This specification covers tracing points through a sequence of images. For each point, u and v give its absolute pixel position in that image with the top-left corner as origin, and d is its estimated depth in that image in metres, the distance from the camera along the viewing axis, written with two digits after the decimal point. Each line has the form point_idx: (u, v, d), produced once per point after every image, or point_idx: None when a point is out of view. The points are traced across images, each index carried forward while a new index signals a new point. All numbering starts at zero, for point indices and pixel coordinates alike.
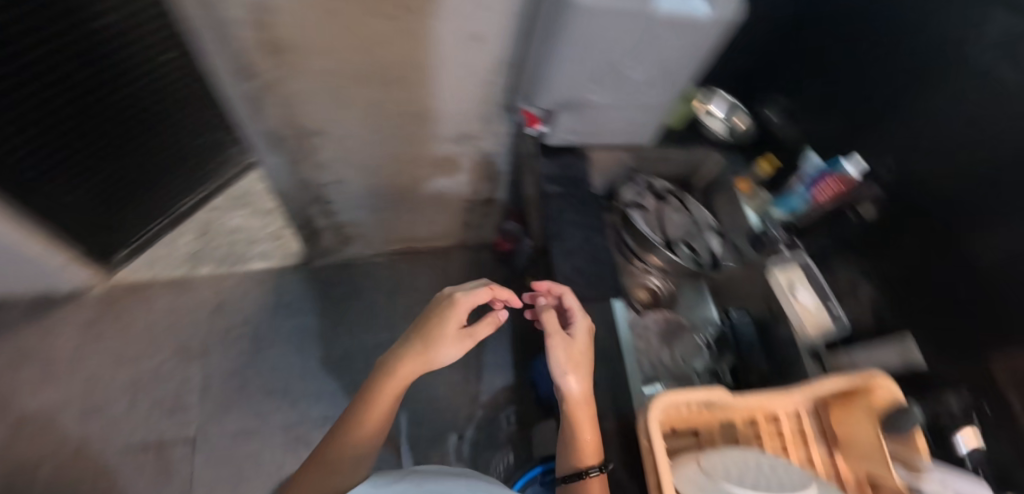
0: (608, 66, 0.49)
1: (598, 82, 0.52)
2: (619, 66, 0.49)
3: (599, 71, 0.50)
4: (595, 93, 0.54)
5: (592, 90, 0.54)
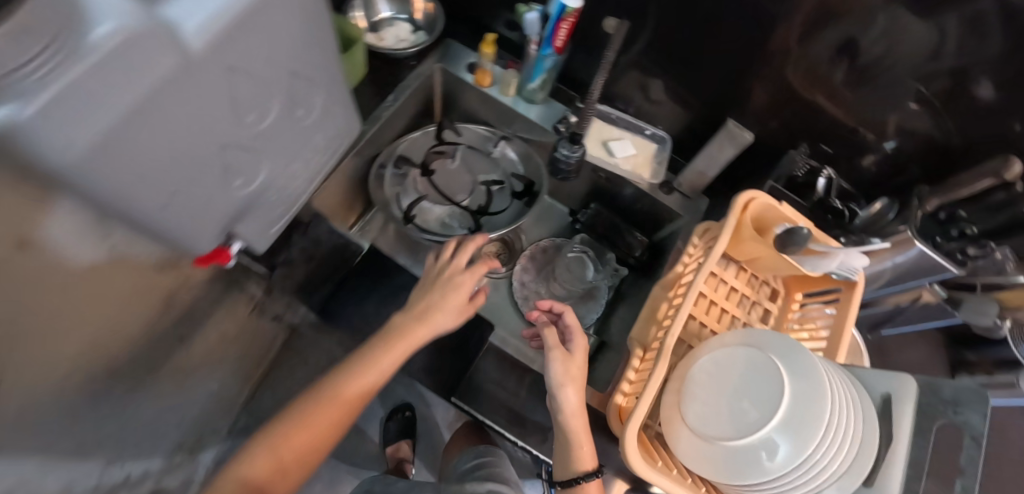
0: (289, 91, 0.41)
1: (305, 114, 0.46)
2: (298, 106, 0.44)
3: (303, 103, 0.45)
4: (318, 98, 0.47)
5: (316, 97, 0.47)
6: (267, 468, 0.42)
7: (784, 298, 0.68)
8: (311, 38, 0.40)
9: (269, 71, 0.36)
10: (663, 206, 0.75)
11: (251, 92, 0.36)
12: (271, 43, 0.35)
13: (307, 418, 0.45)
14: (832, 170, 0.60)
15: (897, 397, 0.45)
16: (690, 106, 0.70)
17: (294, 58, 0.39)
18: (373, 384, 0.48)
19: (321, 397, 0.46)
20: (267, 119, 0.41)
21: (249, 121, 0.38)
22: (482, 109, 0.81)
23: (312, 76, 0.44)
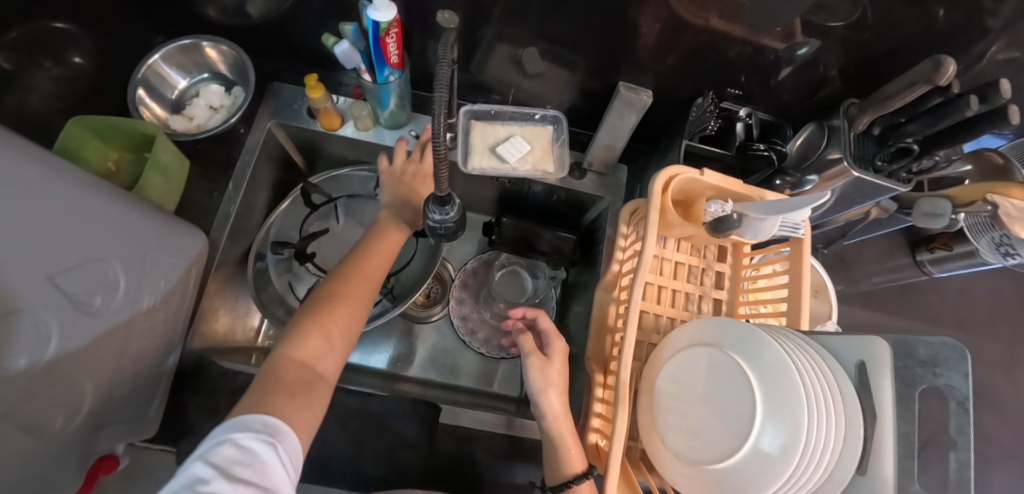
0: (64, 293, 0.37)
1: (111, 299, 0.42)
2: (93, 298, 0.40)
3: (98, 290, 0.40)
4: (121, 272, 0.43)
5: (117, 273, 0.42)
6: (317, 344, 0.44)
7: (732, 252, 0.63)
8: (55, 236, 0.36)
9: (18, 301, 0.33)
10: (579, 193, 0.68)
11: (6, 336, 0.32)
12: (12, 269, 0.32)
13: (325, 314, 0.46)
14: (747, 109, 0.55)
15: (872, 364, 0.42)
16: (572, 76, 0.59)
17: (45, 263, 0.35)
18: (356, 311, 0.48)
19: (319, 312, 0.46)
20: (53, 337, 0.36)
21: (25, 366, 0.34)
22: (348, 150, 0.69)
23: (93, 258, 0.40)
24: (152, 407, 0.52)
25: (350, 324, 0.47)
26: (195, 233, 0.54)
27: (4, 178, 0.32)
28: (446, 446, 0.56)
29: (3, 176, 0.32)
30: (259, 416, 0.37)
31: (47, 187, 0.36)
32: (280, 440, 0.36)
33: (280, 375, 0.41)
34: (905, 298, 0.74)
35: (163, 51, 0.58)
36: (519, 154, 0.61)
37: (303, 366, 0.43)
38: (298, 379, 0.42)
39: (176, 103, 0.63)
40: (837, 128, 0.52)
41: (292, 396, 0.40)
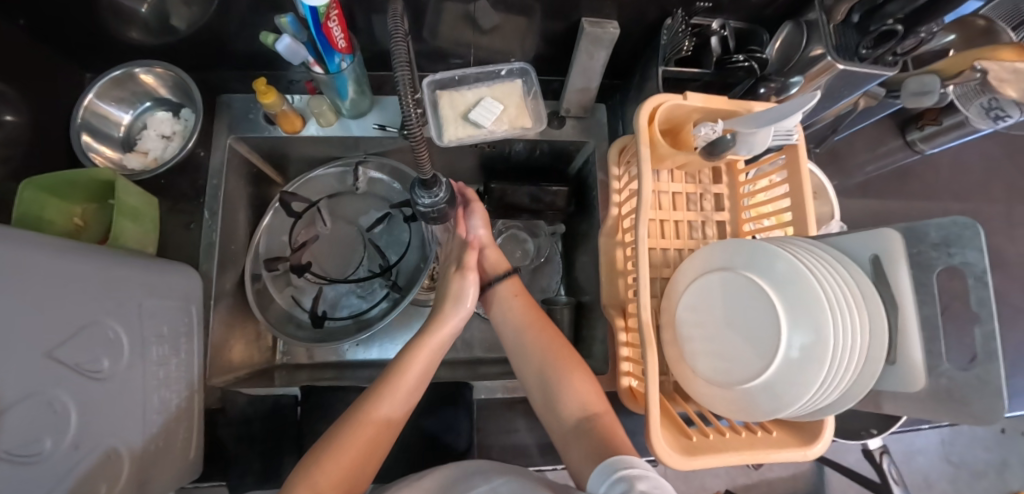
0: (68, 364, 0.36)
1: (115, 359, 0.41)
2: (97, 362, 0.39)
3: (100, 354, 0.39)
4: (117, 328, 0.42)
5: (114, 331, 0.41)
6: (314, 484, 0.40)
7: (726, 171, 0.61)
8: (46, 311, 0.34)
9: (31, 383, 0.32)
10: (563, 142, 0.66)
11: (30, 422, 0.32)
12: (9, 354, 0.31)
13: (330, 449, 0.43)
14: (719, 19, 0.52)
15: (887, 255, 0.45)
16: (532, 23, 0.56)
17: (42, 340, 0.33)
18: (378, 429, 0.45)
19: (339, 434, 0.44)
20: (72, 409, 0.36)
21: (49, 445, 0.34)
22: (317, 150, 0.66)
23: (89, 322, 0.38)
24: (192, 449, 0.52)
25: (359, 463, 0.43)
26: (183, 272, 0.52)
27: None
28: (486, 421, 0.57)
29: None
30: None
31: (32, 263, 0.33)
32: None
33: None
34: (900, 180, 0.75)
35: (94, 87, 0.54)
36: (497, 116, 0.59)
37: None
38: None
39: (126, 140, 0.59)
40: (816, 22, 0.51)
41: None
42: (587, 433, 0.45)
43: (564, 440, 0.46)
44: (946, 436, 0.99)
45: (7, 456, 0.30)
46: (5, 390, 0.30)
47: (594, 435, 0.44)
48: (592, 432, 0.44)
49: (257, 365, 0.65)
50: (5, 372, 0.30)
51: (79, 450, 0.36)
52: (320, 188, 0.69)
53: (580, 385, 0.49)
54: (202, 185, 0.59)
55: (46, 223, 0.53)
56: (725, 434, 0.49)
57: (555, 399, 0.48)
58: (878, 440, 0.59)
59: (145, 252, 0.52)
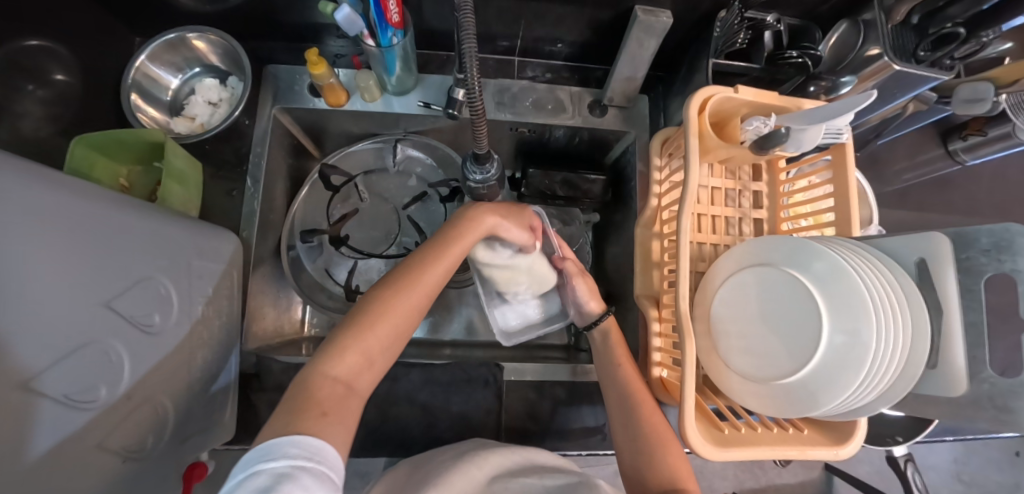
0: (123, 317, 0.36)
1: (166, 315, 0.42)
2: (149, 316, 0.39)
3: (153, 309, 0.40)
4: (168, 286, 0.42)
5: (165, 288, 0.42)
6: (352, 364, 0.37)
7: (767, 169, 0.61)
8: (105, 262, 0.34)
9: (88, 332, 0.33)
10: (602, 131, 0.66)
11: (85, 369, 0.32)
12: (68, 302, 0.31)
13: (365, 324, 0.39)
14: (775, 14, 0.52)
15: (933, 259, 0.44)
16: (585, 9, 0.55)
17: (100, 290, 0.34)
18: (414, 312, 0.41)
19: (371, 312, 0.39)
20: (126, 360, 0.36)
21: (104, 394, 0.34)
22: (358, 125, 0.66)
23: (144, 277, 0.39)
24: (226, 412, 0.53)
25: (392, 338, 0.40)
26: (226, 236, 0.53)
27: (48, 213, 0.30)
28: (512, 402, 0.57)
29: (53, 214, 0.30)
30: (294, 438, 0.30)
31: (91, 214, 0.34)
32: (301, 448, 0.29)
33: (315, 394, 0.35)
34: (939, 190, 0.74)
35: (151, 48, 0.55)
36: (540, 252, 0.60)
37: (338, 383, 0.36)
38: (334, 398, 0.35)
39: (173, 104, 0.60)
40: (874, 20, 0.50)
41: (319, 417, 0.33)
42: None
43: None
44: (959, 452, 0.98)
45: (65, 401, 0.31)
46: (60, 336, 0.30)
47: None
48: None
49: (287, 335, 0.66)
50: (58, 320, 0.30)
51: (131, 401, 0.37)
52: (357, 163, 0.69)
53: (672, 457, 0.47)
54: (246, 152, 0.59)
55: (95, 183, 0.53)
56: (754, 429, 0.49)
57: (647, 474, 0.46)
58: (903, 448, 0.59)
59: (189, 215, 0.53)
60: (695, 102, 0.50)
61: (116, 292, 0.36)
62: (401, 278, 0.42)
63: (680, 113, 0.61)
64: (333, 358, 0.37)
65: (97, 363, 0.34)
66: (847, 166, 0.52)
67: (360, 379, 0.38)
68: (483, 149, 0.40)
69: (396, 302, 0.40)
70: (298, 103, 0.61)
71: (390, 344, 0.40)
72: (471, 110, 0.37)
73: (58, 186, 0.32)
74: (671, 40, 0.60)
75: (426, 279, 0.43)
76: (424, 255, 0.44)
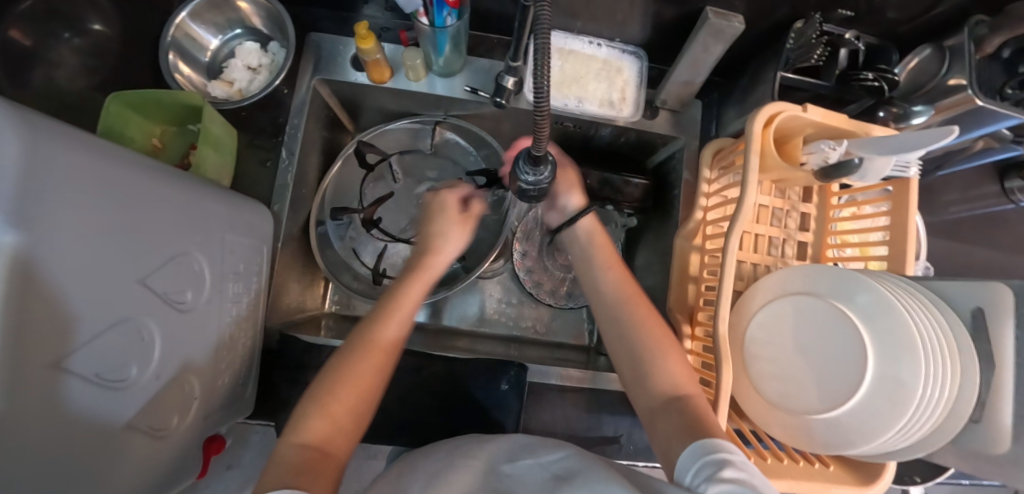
0: (158, 295, 0.36)
1: (198, 291, 0.41)
2: (181, 293, 0.39)
3: (185, 286, 0.39)
4: (201, 262, 0.41)
5: (199, 264, 0.41)
6: (322, 429, 0.38)
7: (819, 192, 0.59)
8: (142, 237, 0.33)
9: (122, 308, 0.32)
10: (651, 134, 0.64)
11: (117, 348, 0.32)
12: (102, 279, 0.30)
13: (329, 388, 0.41)
14: (854, 31, 0.49)
15: (993, 310, 0.43)
16: (651, 6, 0.52)
17: (136, 267, 0.33)
18: (381, 369, 0.43)
19: (335, 373, 0.42)
20: (156, 337, 0.36)
21: (134, 372, 0.34)
22: (397, 103, 0.64)
23: (178, 253, 0.38)
24: (247, 387, 0.52)
25: (360, 400, 0.41)
26: (259, 210, 0.52)
27: (94, 188, 0.28)
28: (534, 405, 0.57)
29: (99, 187, 0.29)
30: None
31: (131, 187, 0.32)
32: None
33: (286, 465, 0.35)
34: (987, 226, 0.72)
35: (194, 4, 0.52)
36: (596, 84, 0.58)
37: (309, 450, 0.37)
38: (307, 463, 0.36)
39: (212, 67, 0.57)
40: (960, 49, 0.47)
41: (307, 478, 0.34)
42: (678, 410, 0.41)
43: (652, 418, 0.42)
44: None
45: (96, 380, 0.30)
46: (95, 313, 0.29)
47: (686, 416, 0.40)
48: (684, 410, 0.40)
49: (308, 311, 0.65)
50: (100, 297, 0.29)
51: (159, 379, 0.37)
52: (393, 141, 0.67)
53: (673, 362, 0.45)
54: (282, 122, 0.57)
55: (128, 141, 0.52)
56: (781, 460, 0.49)
57: (646, 374, 0.45)
58: (920, 488, 0.59)
59: (223, 184, 0.51)
60: (758, 119, 0.47)
61: (149, 269, 0.35)
62: (362, 336, 0.44)
63: (736, 124, 0.58)
64: (304, 425, 0.38)
65: (128, 342, 0.33)
66: (910, 208, 0.50)
67: (335, 445, 0.38)
68: (544, 146, 0.38)
69: (364, 357, 0.43)
70: (341, 75, 0.59)
71: (362, 399, 0.41)
72: (539, 113, 0.35)
73: (101, 156, 0.30)
74: (737, 44, 0.57)
75: (382, 334, 0.45)
76: (380, 311, 0.47)
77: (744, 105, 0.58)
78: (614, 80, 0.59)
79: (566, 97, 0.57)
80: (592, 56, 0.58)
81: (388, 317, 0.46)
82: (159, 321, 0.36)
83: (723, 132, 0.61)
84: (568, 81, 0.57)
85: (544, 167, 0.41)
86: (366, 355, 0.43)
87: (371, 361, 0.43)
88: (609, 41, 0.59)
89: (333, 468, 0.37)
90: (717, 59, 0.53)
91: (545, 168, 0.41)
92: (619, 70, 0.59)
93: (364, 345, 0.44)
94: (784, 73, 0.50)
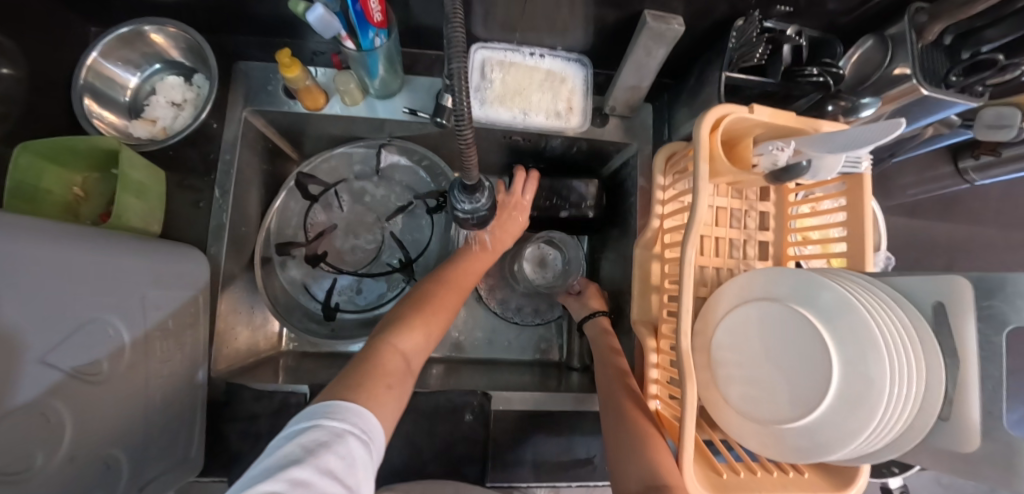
0: (67, 370, 0.32)
1: (116, 358, 0.37)
2: (95, 364, 0.35)
3: (99, 355, 0.36)
4: (118, 324, 0.38)
5: (115, 328, 0.37)
6: (413, 339, 0.45)
7: (775, 190, 0.58)
8: (42, 312, 0.30)
9: (23, 395, 0.29)
10: (603, 142, 0.62)
11: (20, 438, 0.29)
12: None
13: (427, 308, 0.48)
14: (794, 27, 0.47)
15: (952, 304, 0.42)
16: (588, 13, 0.50)
17: (37, 344, 0.30)
18: (456, 305, 0.51)
19: (429, 298, 0.49)
20: (67, 416, 0.32)
21: (40, 460, 0.30)
22: (339, 128, 0.61)
23: (89, 320, 0.35)
24: (194, 445, 0.49)
25: (444, 322, 0.49)
26: (191, 256, 0.49)
27: None
28: (502, 433, 0.55)
29: None
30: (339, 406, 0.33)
31: (30, 256, 0.29)
32: (361, 420, 0.33)
33: (385, 359, 0.41)
34: (943, 206, 0.72)
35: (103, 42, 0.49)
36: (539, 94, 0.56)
37: (401, 353, 0.43)
38: (397, 364, 0.42)
39: (133, 106, 0.54)
40: (901, 37, 0.46)
41: (391, 378, 0.39)
42: None
43: None
44: None
45: None
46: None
47: None
48: None
49: (262, 352, 0.62)
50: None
51: (74, 462, 0.33)
52: (338, 168, 0.64)
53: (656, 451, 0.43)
54: (214, 159, 0.54)
55: (43, 194, 0.48)
56: (754, 472, 0.47)
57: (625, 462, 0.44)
58: (898, 479, 0.58)
59: (150, 233, 0.48)
60: (700, 126, 0.45)
61: (56, 344, 0.31)
62: (450, 275, 0.52)
63: (687, 127, 0.57)
64: (406, 333, 0.45)
65: (32, 430, 0.29)
66: (863, 198, 0.49)
67: (419, 352, 0.45)
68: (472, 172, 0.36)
69: (454, 290, 0.51)
70: (274, 104, 0.56)
71: (442, 324, 0.49)
72: (460, 138, 0.32)
73: None
74: (681, 45, 0.55)
75: (467, 276, 0.53)
76: (471, 255, 0.56)
77: (692, 106, 0.56)
78: (558, 90, 0.57)
79: (508, 111, 0.55)
80: (532, 68, 0.57)
81: (470, 264, 0.55)
82: (72, 398, 0.33)
83: (676, 135, 0.60)
84: (509, 95, 0.55)
85: (479, 194, 0.39)
86: (451, 289, 0.51)
87: (453, 299, 0.51)
88: (549, 51, 0.57)
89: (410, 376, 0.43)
90: (660, 63, 0.51)
91: (480, 195, 0.39)
92: (562, 80, 0.57)
93: (450, 279, 0.52)
94: (730, 74, 0.48)
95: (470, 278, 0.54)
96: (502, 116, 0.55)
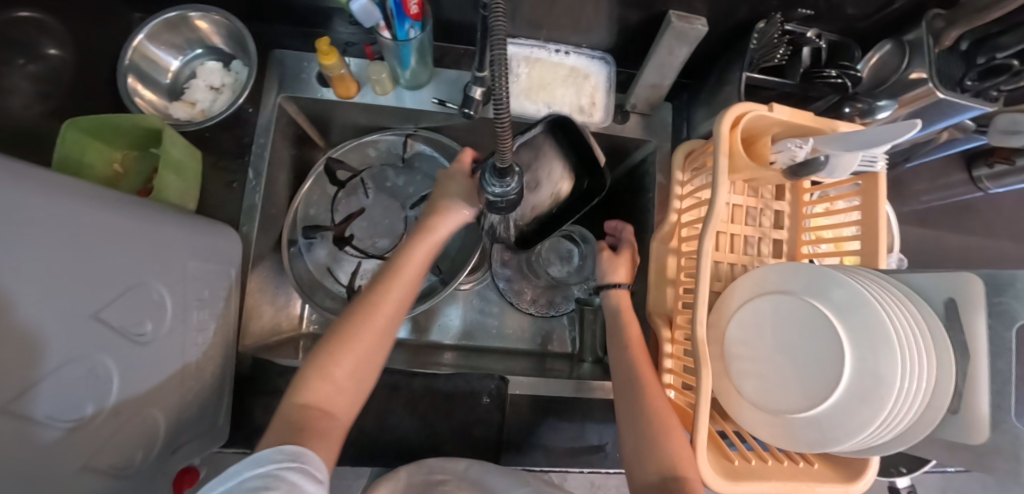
0: (116, 328, 0.34)
1: (158, 322, 0.39)
2: (140, 325, 0.37)
3: (144, 317, 0.38)
4: (160, 291, 0.40)
5: (159, 294, 0.39)
6: (320, 389, 0.39)
7: (791, 189, 0.59)
8: (94, 271, 0.32)
9: (77, 346, 0.30)
10: (622, 138, 0.64)
11: (74, 388, 0.30)
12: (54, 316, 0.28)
13: (333, 351, 0.41)
14: (815, 30, 0.49)
15: (964, 300, 0.43)
16: (615, 12, 0.52)
17: (91, 301, 0.32)
18: (383, 333, 0.43)
19: (342, 335, 0.42)
20: (114, 373, 0.34)
21: (90, 411, 0.32)
22: (367, 118, 0.63)
23: (135, 284, 0.36)
24: (220, 416, 0.51)
25: (368, 360, 0.42)
26: (226, 233, 0.50)
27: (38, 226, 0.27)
28: (516, 417, 0.56)
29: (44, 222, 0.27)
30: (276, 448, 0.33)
31: (85, 217, 0.31)
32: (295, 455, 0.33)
33: (289, 419, 0.37)
34: (956, 214, 0.73)
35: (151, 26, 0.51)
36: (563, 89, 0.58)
37: (310, 408, 0.38)
38: (310, 419, 0.37)
39: (173, 88, 0.56)
40: (919, 42, 0.47)
41: (303, 435, 0.36)
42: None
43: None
44: None
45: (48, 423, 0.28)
46: (49, 351, 0.28)
47: None
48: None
49: (284, 332, 0.64)
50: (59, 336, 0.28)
51: (117, 418, 0.35)
52: (364, 156, 0.66)
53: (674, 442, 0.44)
54: (247, 142, 0.56)
55: (86, 168, 0.50)
56: (765, 461, 0.48)
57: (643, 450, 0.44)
58: (906, 480, 0.59)
59: (187, 209, 0.50)
60: (722, 121, 0.47)
61: (102, 303, 0.33)
62: (369, 299, 0.43)
63: (706, 125, 0.58)
64: (316, 383, 0.39)
65: (81, 380, 0.31)
66: (880, 199, 0.50)
67: (338, 401, 0.40)
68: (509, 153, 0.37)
69: (375, 317, 0.43)
70: (307, 92, 0.58)
71: (364, 364, 0.41)
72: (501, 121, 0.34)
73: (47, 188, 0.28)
74: (703, 46, 0.57)
75: (388, 298, 0.44)
76: (392, 270, 0.46)
77: (713, 105, 0.58)
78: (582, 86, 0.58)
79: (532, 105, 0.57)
80: (558, 63, 0.58)
81: (394, 278, 0.45)
82: (116, 355, 0.34)
83: (695, 133, 0.61)
84: (534, 89, 0.57)
85: (512, 177, 0.40)
86: (370, 317, 0.42)
87: (376, 325, 0.42)
88: (575, 49, 0.58)
89: (335, 427, 0.39)
90: (683, 62, 0.53)
91: (513, 179, 0.40)
92: (586, 78, 0.59)
93: (368, 308, 0.43)
94: (750, 73, 0.50)
95: (398, 300, 0.45)
96: (526, 109, 0.57)
